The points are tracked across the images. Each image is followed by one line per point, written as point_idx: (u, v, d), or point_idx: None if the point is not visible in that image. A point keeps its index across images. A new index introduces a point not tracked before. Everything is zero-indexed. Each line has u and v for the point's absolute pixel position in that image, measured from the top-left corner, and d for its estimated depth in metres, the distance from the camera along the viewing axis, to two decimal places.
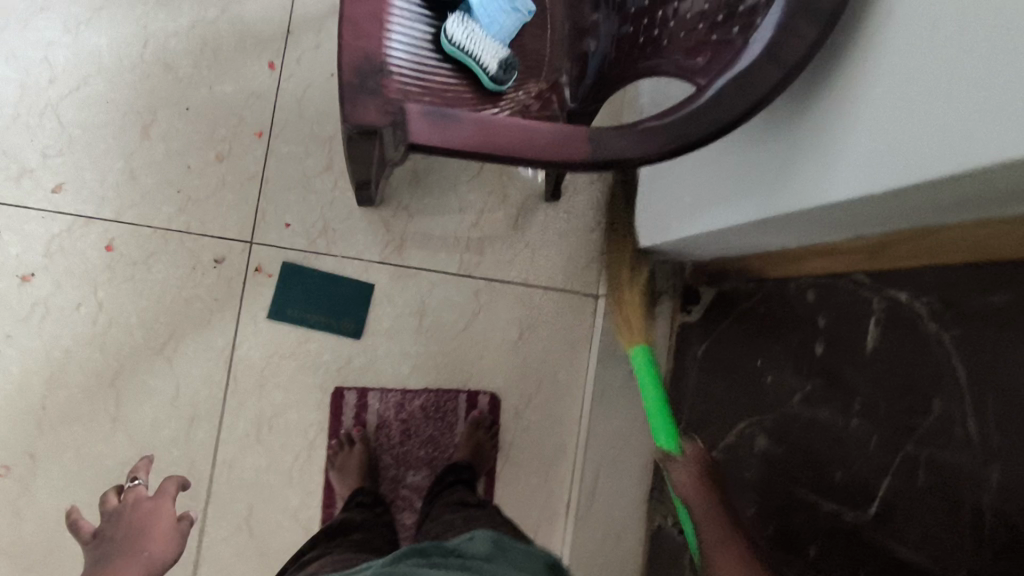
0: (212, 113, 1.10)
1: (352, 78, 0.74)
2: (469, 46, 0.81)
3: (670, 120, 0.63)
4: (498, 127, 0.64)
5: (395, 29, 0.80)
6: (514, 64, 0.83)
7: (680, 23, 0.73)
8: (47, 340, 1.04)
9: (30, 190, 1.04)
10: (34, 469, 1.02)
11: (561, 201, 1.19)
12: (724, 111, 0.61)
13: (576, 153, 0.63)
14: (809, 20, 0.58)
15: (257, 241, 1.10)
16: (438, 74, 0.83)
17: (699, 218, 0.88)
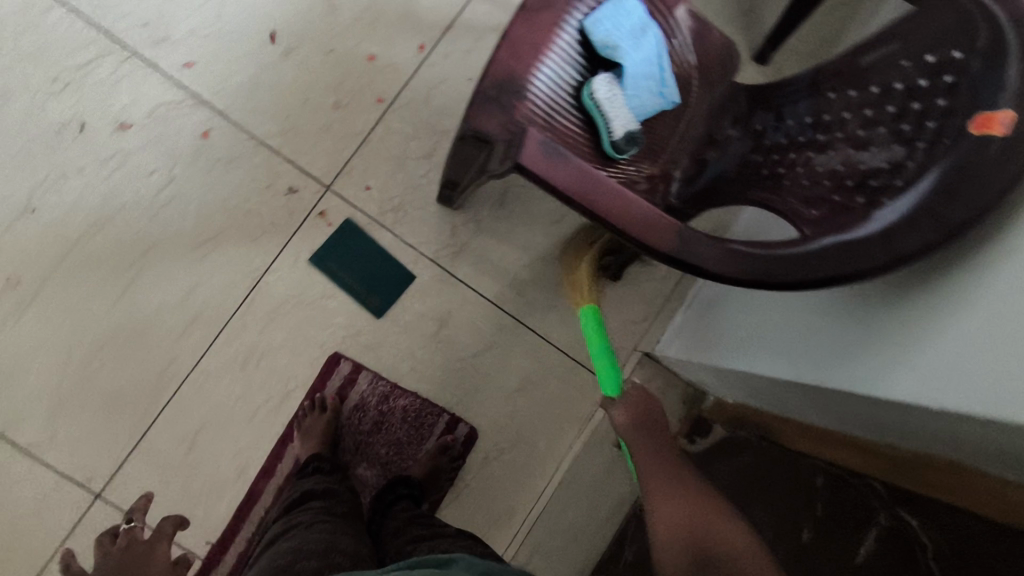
0: (350, 64, 1.14)
1: (490, 90, 0.80)
2: (605, 105, 0.82)
3: (761, 252, 0.63)
4: (602, 188, 0.65)
5: (546, 63, 0.83)
6: (638, 140, 0.84)
7: (808, 173, 0.74)
8: (110, 187, 1.06)
9: (164, 56, 1.09)
10: (38, 292, 1.04)
11: (618, 283, 1.19)
12: (811, 269, 0.61)
13: (661, 241, 0.65)
14: (932, 224, 0.58)
15: (334, 189, 1.13)
16: (567, 119, 0.86)
17: (747, 357, 0.87)
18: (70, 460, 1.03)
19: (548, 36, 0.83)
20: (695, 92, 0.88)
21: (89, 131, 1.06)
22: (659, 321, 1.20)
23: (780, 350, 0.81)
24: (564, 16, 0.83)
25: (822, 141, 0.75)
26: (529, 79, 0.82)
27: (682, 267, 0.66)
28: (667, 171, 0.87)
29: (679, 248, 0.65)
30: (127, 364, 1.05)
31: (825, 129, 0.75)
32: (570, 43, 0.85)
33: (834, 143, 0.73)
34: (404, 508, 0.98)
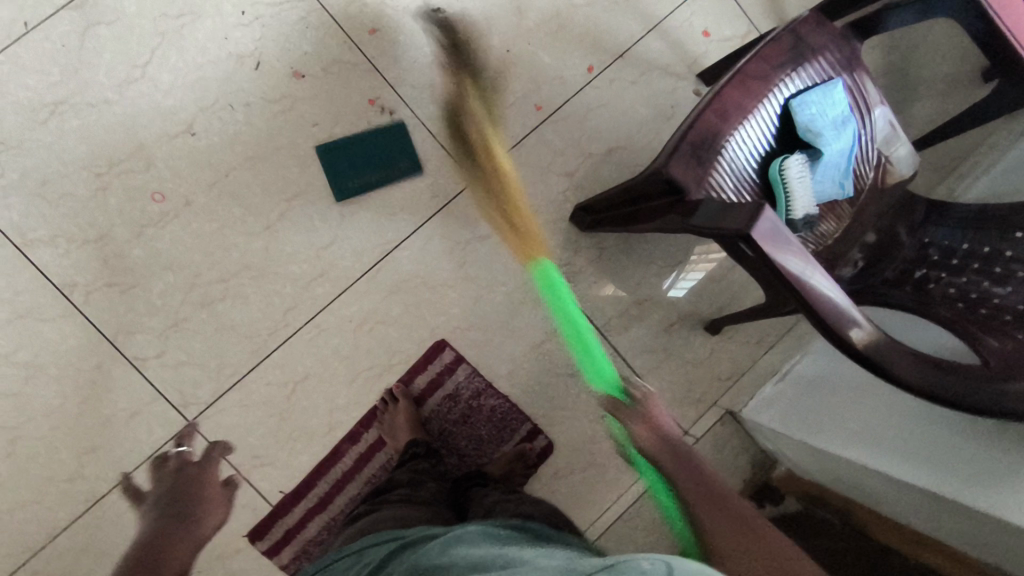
0: (521, 68, 1.17)
1: (693, 141, 0.84)
2: (793, 184, 0.86)
3: (954, 375, 0.68)
4: (816, 277, 0.69)
5: (746, 127, 0.87)
6: (811, 223, 0.89)
7: (979, 297, 0.82)
8: (273, 128, 1.08)
9: (352, 16, 1.11)
10: (181, 213, 1.05)
11: (716, 337, 1.23)
12: (1002, 404, 0.66)
13: (861, 340, 0.68)
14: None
15: (477, 184, 1.15)
16: (748, 184, 0.89)
17: (859, 445, 0.93)
18: (171, 381, 1.04)
19: (756, 104, 0.86)
20: (871, 191, 0.92)
21: (264, 70, 1.08)
22: (744, 384, 1.24)
23: (905, 457, 0.86)
24: (774, 88, 0.86)
25: (999, 273, 0.83)
26: (727, 140, 0.86)
27: (874, 371, 0.69)
28: (829, 258, 0.91)
29: (879, 352, 0.68)
30: (247, 302, 1.07)
31: (1003, 263, 0.83)
32: (773, 114, 0.87)
33: (1013, 279, 0.81)
34: (481, 488, 0.99)
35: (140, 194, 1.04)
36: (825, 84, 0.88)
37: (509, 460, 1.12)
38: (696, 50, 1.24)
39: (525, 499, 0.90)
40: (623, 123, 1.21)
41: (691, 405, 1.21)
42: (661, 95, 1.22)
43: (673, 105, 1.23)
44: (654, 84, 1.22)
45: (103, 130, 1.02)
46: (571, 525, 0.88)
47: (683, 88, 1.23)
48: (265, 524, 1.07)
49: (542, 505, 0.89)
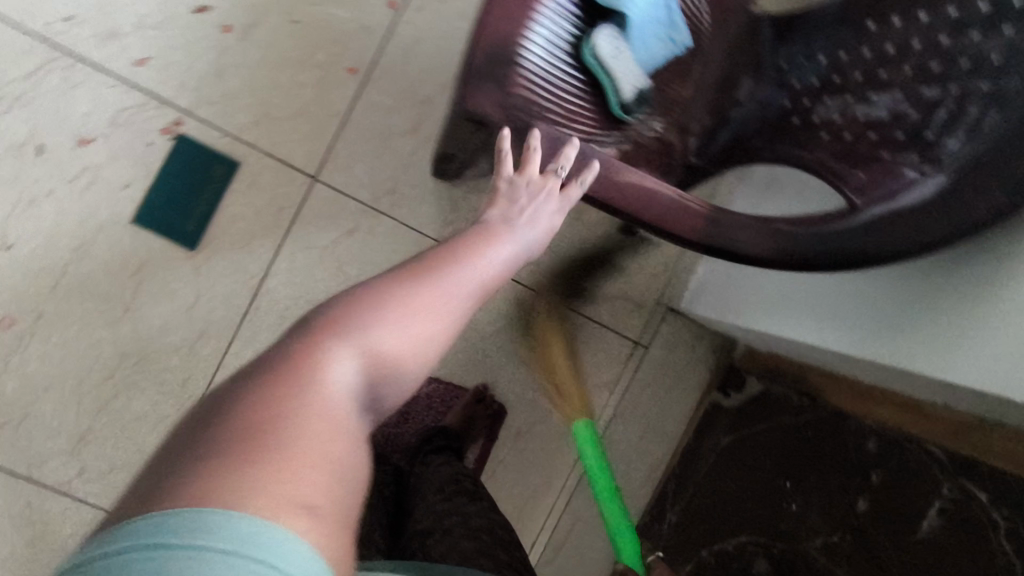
0: (317, 35, 1.04)
1: (484, 57, 0.67)
2: (610, 64, 0.72)
3: (803, 230, 0.62)
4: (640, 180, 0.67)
5: (542, 20, 0.70)
6: (647, 98, 0.76)
7: (845, 120, 0.69)
8: (87, 208, 0.99)
9: (113, 54, 0.98)
10: (35, 329, 0.99)
11: (633, 238, 1.13)
12: (857, 245, 0.60)
13: (700, 227, 0.65)
14: (983, 199, 0.56)
15: (321, 179, 1.05)
16: (565, 82, 0.74)
17: (774, 316, 0.87)
18: (105, 492, 1.02)
19: None
20: (711, 31, 0.79)
21: (50, 151, 0.97)
22: (679, 275, 1.15)
23: (821, 318, 0.79)
24: None
25: (857, 87, 0.69)
26: (522, 41, 0.69)
27: (722, 255, 0.65)
28: (684, 122, 0.79)
29: (722, 235, 0.64)
30: (142, 389, 1.03)
31: (863, 67, 0.69)
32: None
33: (874, 84, 0.68)
34: (432, 473, 0.93)
35: None
36: None
37: (457, 428, 1.06)
38: None
39: (474, 511, 0.82)
40: (449, 51, 1.08)
41: (633, 315, 1.13)
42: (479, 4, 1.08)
43: None
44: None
45: None
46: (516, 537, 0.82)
47: None
48: None
49: (492, 521, 0.82)
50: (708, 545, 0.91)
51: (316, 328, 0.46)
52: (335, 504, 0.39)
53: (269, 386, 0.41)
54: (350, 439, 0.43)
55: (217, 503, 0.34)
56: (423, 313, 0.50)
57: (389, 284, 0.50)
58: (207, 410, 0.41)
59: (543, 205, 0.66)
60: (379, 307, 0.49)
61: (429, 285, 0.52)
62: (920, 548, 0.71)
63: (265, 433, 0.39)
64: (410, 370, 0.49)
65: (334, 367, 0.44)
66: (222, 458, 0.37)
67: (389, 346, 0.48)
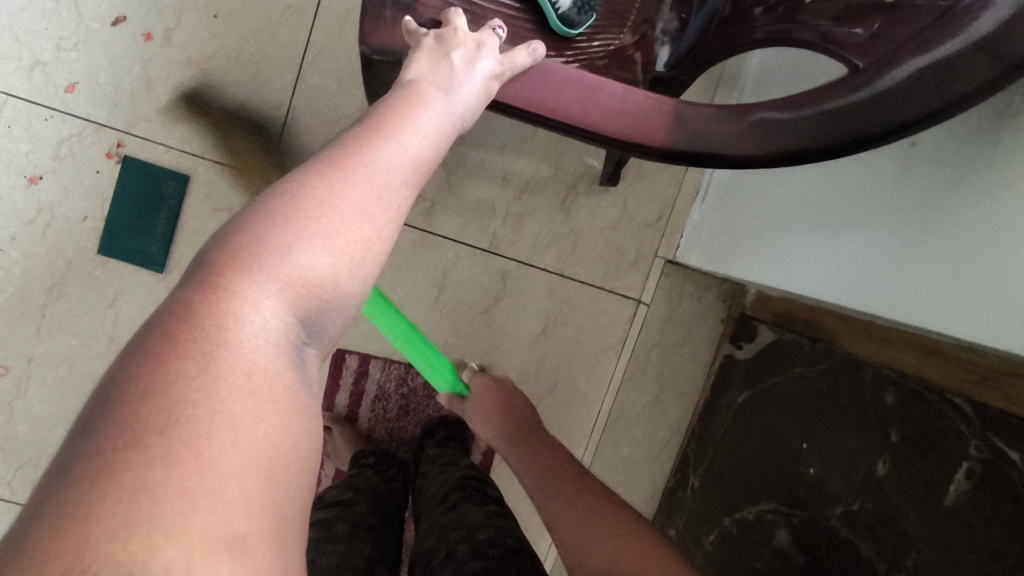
0: (243, 25, 0.97)
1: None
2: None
3: (798, 117, 0.53)
4: (585, 82, 0.58)
5: None
6: (591, 5, 0.73)
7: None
8: (52, 246, 0.98)
9: (42, 85, 0.95)
10: (29, 372, 1.00)
11: (617, 187, 1.04)
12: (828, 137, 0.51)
13: (666, 132, 0.57)
14: (985, 58, 0.45)
15: (276, 177, 1.00)
16: (498, 1, 0.73)
17: (793, 235, 0.78)
18: None
19: None
20: None
21: (3, 195, 0.96)
22: (675, 218, 1.05)
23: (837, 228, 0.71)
24: None
25: None
26: None
27: (705, 160, 0.56)
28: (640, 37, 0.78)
29: (693, 140, 0.56)
30: None
31: None
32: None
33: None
34: (437, 472, 0.90)
35: None
36: None
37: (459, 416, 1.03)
38: None
39: (478, 520, 0.78)
40: None
41: (632, 270, 1.05)
42: None
43: None
44: None
45: None
46: (525, 542, 0.79)
47: None
48: None
49: (493, 532, 0.77)
50: (729, 513, 0.85)
51: (220, 265, 0.36)
52: (268, 500, 0.32)
53: (159, 367, 0.32)
54: (285, 407, 0.34)
55: (111, 569, 0.26)
56: (366, 218, 0.40)
57: (316, 180, 0.40)
58: (92, 408, 0.31)
59: (480, 67, 0.55)
60: (301, 222, 0.38)
61: (364, 177, 0.41)
62: (946, 517, 0.61)
63: (153, 436, 0.30)
64: (358, 293, 0.41)
65: (250, 313, 0.35)
66: (106, 496, 0.28)
67: (325, 268, 0.38)
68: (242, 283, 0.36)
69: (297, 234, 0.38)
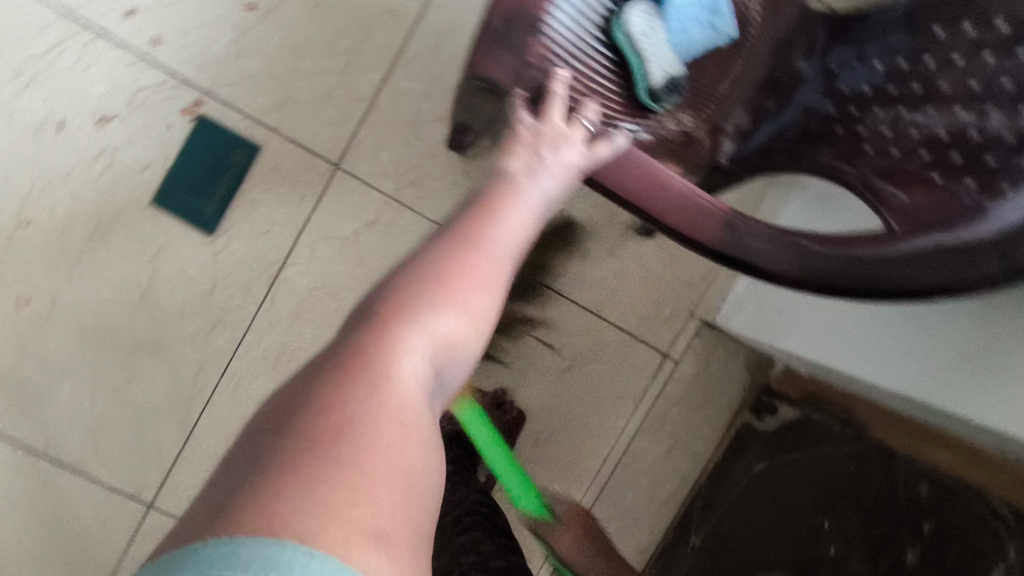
0: (344, 18, 0.99)
1: (498, 26, 0.61)
2: (642, 43, 0.66)
3: (830, 251, 0.54)
4: (648, 168, 0.59)
5: None
6: (680, 87, 0.69)
7: (896, 135, 0.63)
8: (104, 190, 0.97)
9: (132, 32, 0.96)
10: (51, 309, 0.98)
11: (669, 242, 1.06)
12: (837, 278, 0.53)
13: (707, 232, 0.57)
14: (997, 258, 0.49)
15: (344, 167, 1.01)
16: (592, 61, 0.68)
17: (811, 336, 0.86)
18: (117, 476, 1.02)
19: None
20: (757, 22, 0.71)
21: (68, 130, 0.96)
22: (718, 281, 1.06)
23: (854, 341, 0.79)
24: None
25: (916, 94, 0.62)
26: (544, 14, 0.63)
27: (715, 257, 0.57)
28: (715, 120, 0.72)
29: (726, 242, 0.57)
30: (155, 374, 1.01)
31: (924, 77, 0.62)
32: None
33: (933, 95, 0.61)
34: (450, 489, 0.89)
35: (3, 305, 0.97)
36: None
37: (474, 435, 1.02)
38: None
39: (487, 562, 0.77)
40: None
41: (666, 325, 1.06)
42: None
43: None
44: None
45: None
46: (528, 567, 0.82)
47: None
48: None
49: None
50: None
51: (379, 314, 0.41)
52: (408, 516, 0.38)
53: (326, 392, 0.38)
54: (421, 435, 0.40)
55: (290, 536, 0.33)
56: (487, 296, 0.45)
57: (452, 254, 0.46)
58: (274, 413, 0.38)
59: (565, 155, 0.57)
60: (444, 290, 0.43)
61: (489, 254, 0.47)
62: None
63: (331, 443, 0.36)
64: (475, 353, 0.46)
65: (405, 359, 0.40)
66: (290, 487, 0.34)
67: (457, 332, 0.43)
68: (396, 330, 0.41)
69: (436, 298, 0.43)
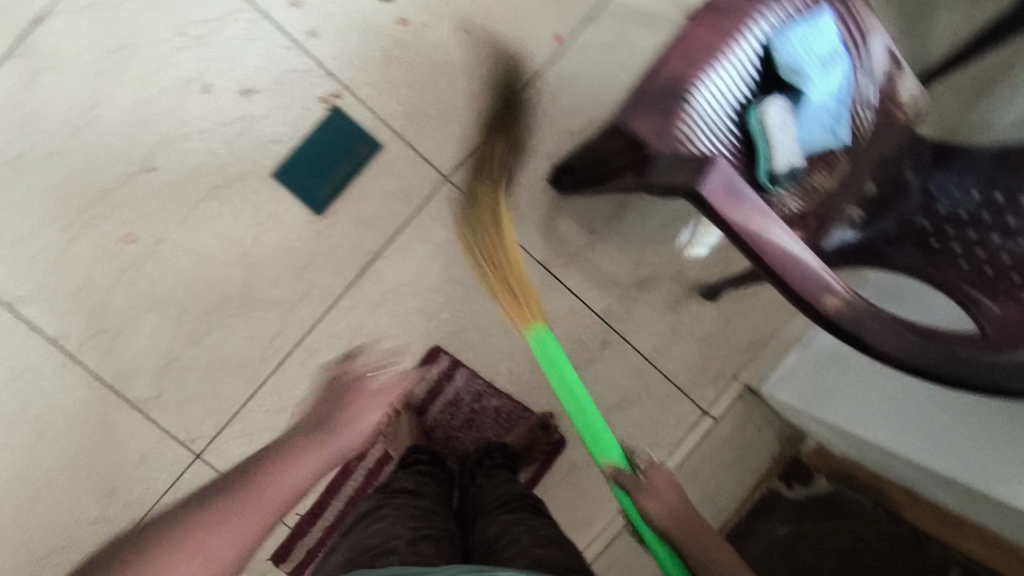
0: (484, 49, 1.09)
1: (654, 92, 0.72)
2: (775, 133, 0.74)
3: (934, 346, 0.60)
4: (784, 241, 0.61)
5: (718, 74, 0.74)
6: (797, 176, 0.77)
7: (989, 256, 0.75)
8: (232, 153, 1.04)
9: (294, 21, 1.05)
10: (155, 251, 1.04)
11: (729, 309, 1.14)
12: (938, 366, 0.60)
13: (833, 305, 0.60)
14: None
15: (453, 180, 1.09)
16: (723, 136, 0.76)
17: (844, 403, 0.98)
18: (174, 420, 1.06)
19: (729, 45, 0.74)
20: (871, 137, 0.81)
21: (214, 93, 1.04)
22: (766, 353, 1.14)
23: (880, 408, 0.94)
24: (747, 26, 0.74)
25: (1010, 225, 0.75)
26: (692, 89, 0.73)
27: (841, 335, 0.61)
28: (825, 209, 0.80)
29: (848, 319, 0.61)
30: (236, 331, 1.06)
31: (1016, 213, 0.75)
32: (752, 53, 0.75)
33: None
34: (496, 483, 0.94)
35: (111, 238, 1.03)
36: (810, 18, 0.75)
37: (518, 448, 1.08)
38: None
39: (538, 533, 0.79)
40: (603, 94, 1.11)
41: (711, 383, 1.14)
42: (642, 52, 1.11)
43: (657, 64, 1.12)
44: (633, 43, 1.11)
45: (65, 180, 1.01)
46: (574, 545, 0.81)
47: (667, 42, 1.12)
48: (286, 545, 1.09)
49: (551, 553, 0.76)
50: None
51: (187, 513, 0.60)
52: None
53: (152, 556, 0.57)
54: (238, 557, 0.61)
55: None
56: (298, 482, 0.66)
57: (266, 459, 0.67)
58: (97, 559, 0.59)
59: (354, 413, 0.73)
60: (253, 480, 0.64)
61: (303, 459, 0.67)
62: None
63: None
64: (297, 495, 0.65)
65: (205, 538, 0.59)
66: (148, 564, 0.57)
67: (297, 481, 0.66)
68: (195, 519, 0.60)
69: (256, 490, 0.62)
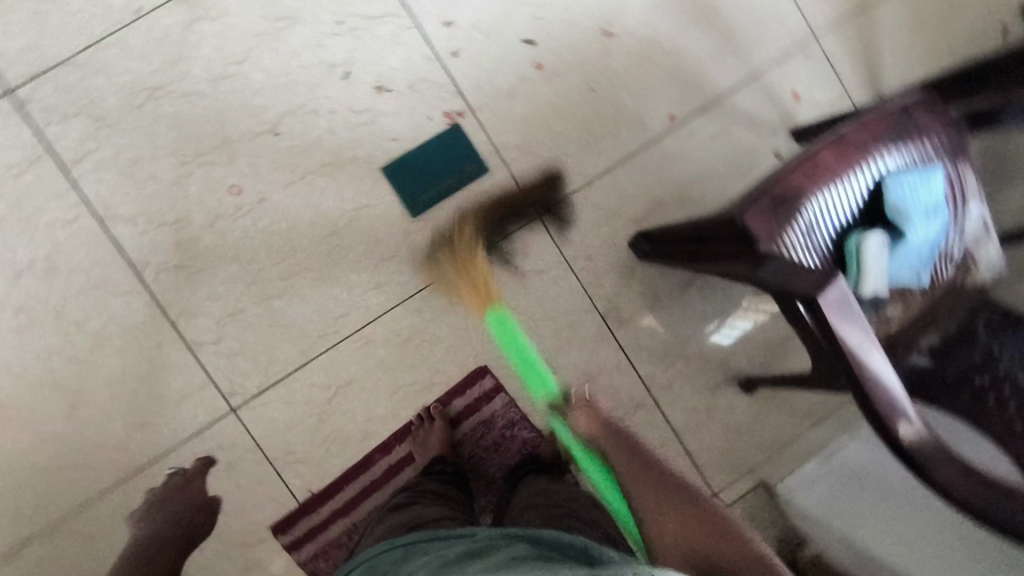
0: (602, 109, 1.17)
1: (775, 195, 0.79)
2: (870, 262, 0.81)
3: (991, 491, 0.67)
4: (877, 361, 0.68)
5: (831, 196, 0.81)
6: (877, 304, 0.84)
7: None
8: (352, 139, 1.11)
9: (442, 38, 1.13)
10: (255, 207, 1.09)
11: (761, 405, 1.20)
12: (988, 505, 0.67)
13: (904, 428, 0.68)
14: None
15: (543, 219, 1.16)
16: (821, 251, 0.83)
17: (861, 519, 1.05)
18: (222, 369, 1.08)
19: (848, 173, 0.81)
20: (945, 289, 0.89)
21: (352, 81, 1.11)
22: (784, 454, 1.21)
23: (887, 527, 1.02)
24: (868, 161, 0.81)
25: None
26: (806, 203, 0.80)
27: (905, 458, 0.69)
28: (889, 342, 0.88)
29: (914, 445, 0.68)
30: (305, 301, 1.10)
31: None
32: (865, 186, 0.82)
33: None
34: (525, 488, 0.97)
35: (219, 184, 1.08)
36: (923, 169, 0.83)
37: None
38: (787, 110, 1.21)
39: (561, 492, 0.85)
40: (697, 178, 1.19)
41: (726, 469, 1.19)
42: (741, 152, 1.20)
43: (752, 165, 1.21)
44: (735, 141, 1.20)
45: (193, 119, 1.07)
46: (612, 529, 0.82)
47: (766, 148, 1.21)
48: (291, 519, 1.10)
49: (582, 504, 0.82)
50: None
51: None
52: None
53: None
54: None
55: None
56: None
57: None
58: None
59: None
60: None
61: None
62: None
63: None
64: None
65: None
66: None
67: None
68: None
69: None
